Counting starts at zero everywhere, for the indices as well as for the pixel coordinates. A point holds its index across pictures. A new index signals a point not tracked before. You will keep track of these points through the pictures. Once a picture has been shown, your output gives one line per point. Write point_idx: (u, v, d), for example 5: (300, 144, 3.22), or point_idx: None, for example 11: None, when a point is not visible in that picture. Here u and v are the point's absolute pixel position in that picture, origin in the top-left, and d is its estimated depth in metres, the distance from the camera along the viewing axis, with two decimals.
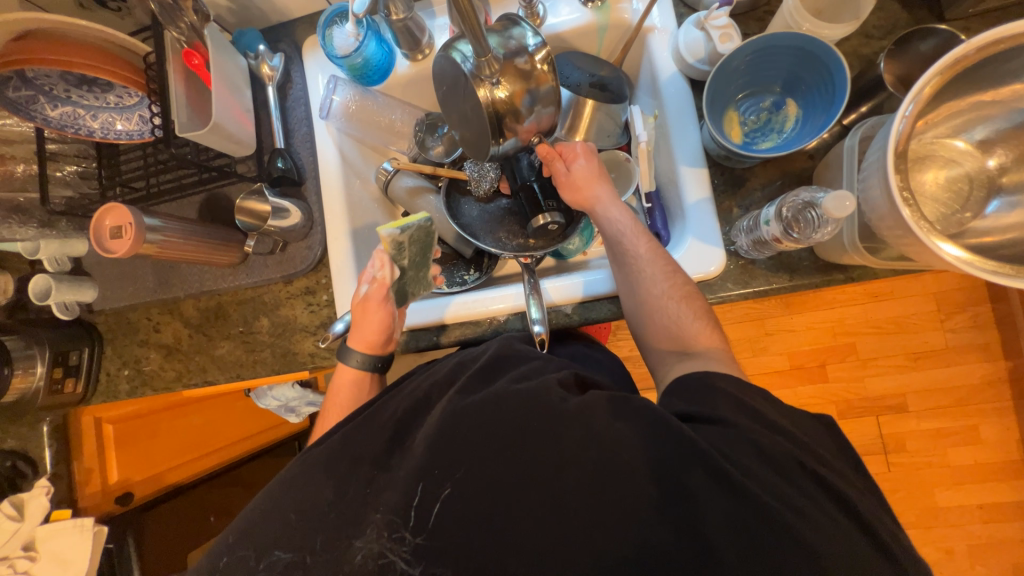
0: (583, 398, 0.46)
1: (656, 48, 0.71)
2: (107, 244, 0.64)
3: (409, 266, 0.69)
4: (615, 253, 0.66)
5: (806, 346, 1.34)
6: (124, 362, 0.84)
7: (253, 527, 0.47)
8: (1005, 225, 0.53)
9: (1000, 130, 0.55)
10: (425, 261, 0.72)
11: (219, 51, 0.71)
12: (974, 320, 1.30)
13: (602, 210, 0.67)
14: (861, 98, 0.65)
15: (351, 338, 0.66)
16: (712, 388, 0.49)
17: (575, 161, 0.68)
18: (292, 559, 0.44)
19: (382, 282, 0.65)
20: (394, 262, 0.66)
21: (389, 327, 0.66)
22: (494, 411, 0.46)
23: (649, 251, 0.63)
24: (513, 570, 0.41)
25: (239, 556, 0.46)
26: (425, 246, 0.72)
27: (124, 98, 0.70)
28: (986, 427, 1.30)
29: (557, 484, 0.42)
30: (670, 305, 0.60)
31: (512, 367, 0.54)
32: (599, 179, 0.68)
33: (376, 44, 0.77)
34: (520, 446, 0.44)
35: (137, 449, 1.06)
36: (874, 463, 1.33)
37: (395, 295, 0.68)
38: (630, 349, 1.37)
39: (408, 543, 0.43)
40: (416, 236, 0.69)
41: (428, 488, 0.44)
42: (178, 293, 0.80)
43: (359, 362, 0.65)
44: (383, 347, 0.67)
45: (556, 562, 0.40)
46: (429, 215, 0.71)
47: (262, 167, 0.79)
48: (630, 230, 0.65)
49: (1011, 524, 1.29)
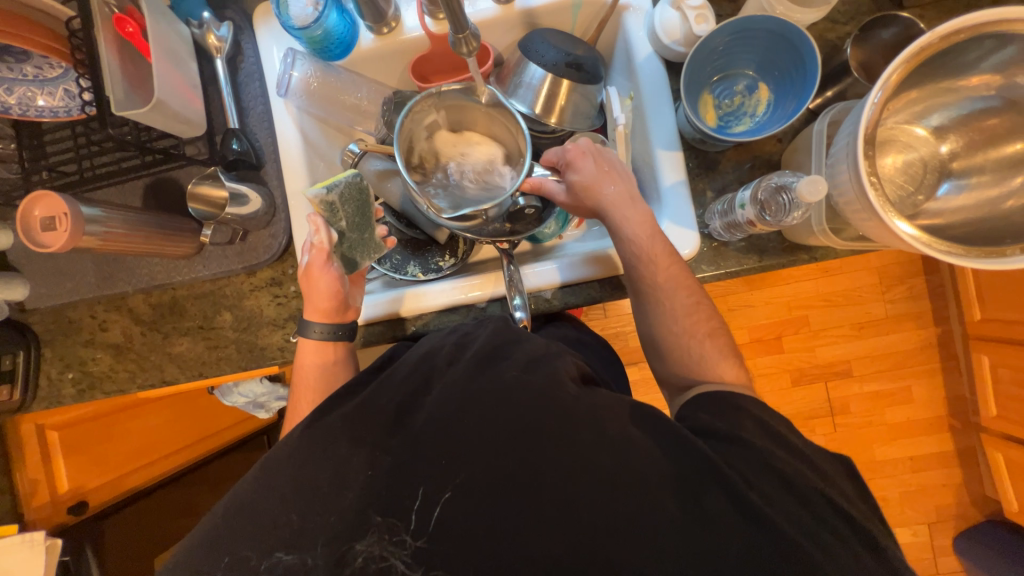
0: (596, 401, 0.48)
1: (632, 28, 0.71)
2: (39, 237, 0.57)
3: (348, 229, 0.66)
4: (631, 277, 0.64)
5: (765, 320, 1.42)
6: (67, 364, 0.76)
7: (233, 540, 0.43)
8: (955, 207, 0.58)
9: (954, 117, 0.58)
10: (365, 221, 0.68)
11: (156, 18, 0.64)
12: (911, 291, 1.41)
13: (614, 222, 0.64)
14: (827, 83, 0.67)
15: (306, 309, 0.64)
16: (737, 407, 0.52)
17: (571, 169, 0.67)
18: (293, 561, 0.42)
19: (321, 247, 0.63)
20: (329, 225, 0.64)
21: (340, 290, 0.63)
22: (493, 403, 0.47)
23: (667, 278, 0.62)
24: (518, 559, 0.41)
25: (240, 557, 0.43)
26: (362, 204, 0.68)
27: (44, 69, 0.61)
28: (917, 387, 1.44)
29: (555, 475, 0.44)
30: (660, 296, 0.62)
31: (508, 353, 0.52)
32: (601, 181, 0.65)
33: (337, 15, 0.71)
34: (517, 439, 0.45)
35: (88, 455, 0.99)
36: (822, 425, 1.45)
37: (341, 262, 0.66)
38: (602, 329, 1.40)
39: (408, 547, 0.42)
40: (347, 194, 0.66)
41: (428, 491, 0.44)
42: (125, 287, 0.73)
43: (320, 333, 0.64)
44: (339, 314, 0.65)
45: (557, 546, 0.42)
46: (357, 170, 0.68)
47: (214, 149, 0.72)
48: (645, 249, 0.62)
49: (935, 472, 1.45)
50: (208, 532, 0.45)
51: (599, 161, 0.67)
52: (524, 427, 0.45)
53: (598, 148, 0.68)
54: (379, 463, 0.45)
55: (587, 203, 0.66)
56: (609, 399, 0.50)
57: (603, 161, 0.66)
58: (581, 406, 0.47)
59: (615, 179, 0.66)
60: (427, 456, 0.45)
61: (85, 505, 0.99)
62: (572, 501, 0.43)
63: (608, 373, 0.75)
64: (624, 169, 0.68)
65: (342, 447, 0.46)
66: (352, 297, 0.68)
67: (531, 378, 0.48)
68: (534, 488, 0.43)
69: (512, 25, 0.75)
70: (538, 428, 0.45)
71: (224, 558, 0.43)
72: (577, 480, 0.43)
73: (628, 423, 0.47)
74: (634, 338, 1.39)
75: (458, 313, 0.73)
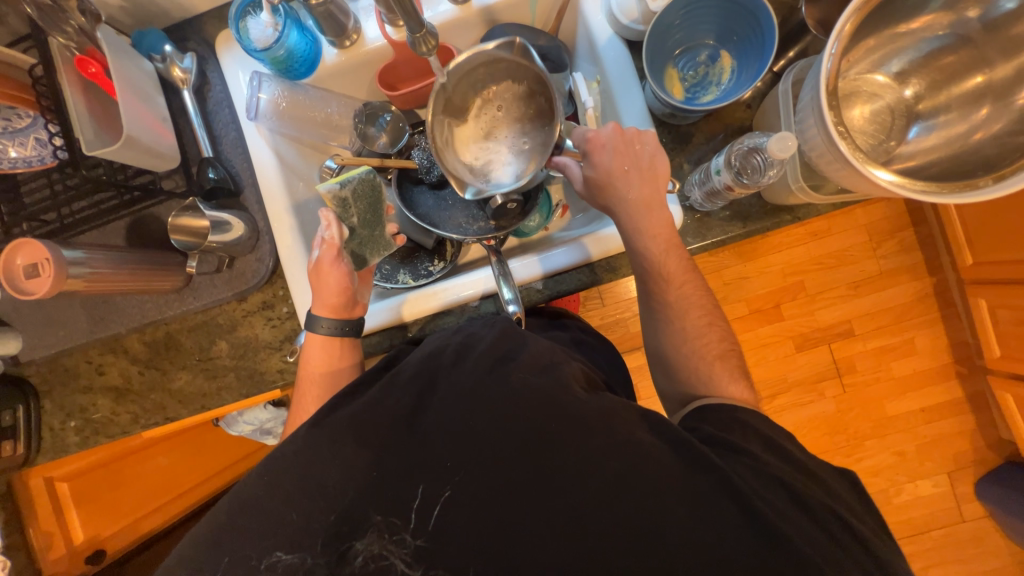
0: (601, 404, 0.48)
1: (589, 13, 0.71)
2: (24, 286, 0.57)
3: (359, 225, 0.69)
4: (641, 281, 0.65)
5: (762, 291, 1.42)
6: (69, 413, 0.76)
7: (235, 556, 0.43)
8: (926, 147, 0.59)
9: (913, 60, 0.60)
10: (377, 218, 0.70)
11: (118, 55, 0.64)
12: (903, 245, 1.41)
13: (624, 229, 0.63)
14: (788, 44, 0.68)
15: (314, 305, 0.65)
16: (743, 422, 0.52)
17: (587, 161, 0.63)
18: (293, 560, 0.43)
19: (332, 242, 0.64)
20: (342, 221, 0.66)
21: (348, 286, 0.64)
22: (484, 393, 0.48)
23: (677, 298, 0.63)
24: (518, 537, 0.42)
25: (239, 559, 0.43)
26: (375, 202, 0.71)
27: (13, 120, 0.59)
28: (920, 338, 1.44)
29: (550, 452, 0.44)
30: (655, 280, 0.63)
31: (516, 354, 0.52)
32: (615, 182, 0.61)
33: (297, 33, 0.72)
34: (511, 421, 0.46)
35: (102, 502, 1.01)
36: (831, 387, 1.45)
37: (351, 259, 0.67)
38: (601, 319, 1.39)
39: (408, 545, 0.43)
40: (359, 190, 0.70)
41: (428, 489, 0.44)
42: (117, 328, 0.73)
43: (328, 329, 0.64)
44: (348, 310, 0.65)
45: (555, 520, 0.43)
46: (371, 167, 0.71)
47: (191, 179, 0.73)
48: (658, 264, 0.62)
49: (947, 421, 1.45)
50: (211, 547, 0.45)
51: (621, 155, 0.61)
52: (520, 408, 0.46)
53: (625, 139, 0.61)
54: (383, 462, 0.45)
55: (600, 199, 0.64)
56: (607, 399, 0.49)
57: (625, 158, 0.61)
58: (589, 407, 0.47)
59: (634, 179, 0.61)
60: (427, 454, 0.45)
61: (103, 553, 1.02)
62: (567, 478, 0.44)
63: (612, 375, 0.74)
64: (649, 164, 0.61)
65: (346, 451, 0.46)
66: (360, 293, 0.69)
67: (541, 381, 0.48)
68: (529, 469, 0.44)
69: (472, 25, 0.75)
70: (534, 411, 0.46)
71: (223, 558, 0.43)
72: (572, 455, 0.44)
73: (639, 427, 0.47)
74: (634, 323, 1.39)
75: (452, 315, 0.73)
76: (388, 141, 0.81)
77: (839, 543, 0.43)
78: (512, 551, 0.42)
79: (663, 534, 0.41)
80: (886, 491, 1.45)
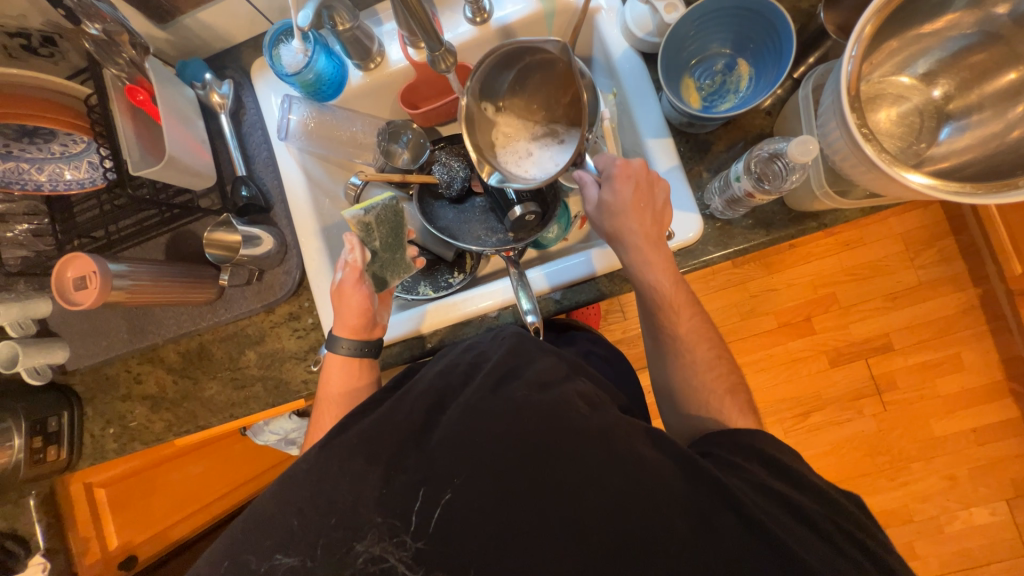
0: (600, 416, 0.47)
1: (605, 28, 0.73)
2: (73, 297, 0.61)
3: (381, 248, 0.71)
4: (651, 316, 0.64)
5: (792, 303, 1.37)
6: (108, 420, 0.79)
7: (247, 555, 0.44)
8: (958, 148, 0.57)
9: (939, 61, 0.59)
10: (398, 243, 0.72)
11: (163, 84, 0.68)
12: (943, 254, 1.34)
13: (635, 264, 0.62)
14: (808, 50, 0.68)
15: (334, 326, 0.66)
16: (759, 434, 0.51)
17: (608, 184, 0.61)
18: (294, 563, 0.43)
19: (355, 265, 0.66)
20: (364, 245, 0.67)
21: (369, 308, 0.65)
22: (490, 396, 0.48)
23: (688, 330, 0.63)
24: (516, 547, 0.42)
25: (246, 557, 0.44)
26: (396, 227, 0.72)
27: (70, 146, 0.66)
28: (967, 353, 1.35)
29: (549, 460, 0.44)
30: (666, 316, 0.63)
31: (524, 368, 0.52)
32: (629, 215, 0.60)
33: (326, 58, 0.76)
34: (515, 429, 0.46)
35: (135, 511, 1.05)
36: (869, 405, 1.37)
37: (373, 281, 0.69)
38: (623, 332, 1.37)
39: (408, 547, 0.43)
40: (382, 216, 0.71)
41: (428, 493, 0.44)
42: (155, 338, 0.77)
43: (348, 349, 0.65)
44: (367, 331, 0.67)
45: (551, 531, 0.42)
46: (394, 195, 0.73)
47: (225, 198, 0.77)
48: (669, 298, 0.62)
49: (1001, 443, 1.35)
50: (219, 548, 0.46)
51: (639, 190, 0.61)
52: (524, 416, 0.46)
53: (648, 176, 0.61)
54: (389, 468, 0.46)
55: (612, 225, 0.62)
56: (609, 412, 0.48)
57: (643, 193, 0.61)
58: (591, 422, 0.46)
59: (646, 217, 0.61)
60: (432, 461, 0.46)
61: (133, 560, 1.06)
62: (569, 486, 0.43)
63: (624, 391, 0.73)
64: (660, 207, 0.62)
65: (356, 457, 0.46)
66: (379, 315, 0.70)
67: (539, 399, 0.47)
68: (531, 473, 0.44)
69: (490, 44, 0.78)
70: (540, 418, 0.46)
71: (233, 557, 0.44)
72: (571, 464, 0.44)
73: (632, 440, 0.46)
74: None
75: (471, 326, 0.74)
76: (410, 156, 0.84)
77: (846, 552, 0.42)
78: (510, 559, 0.41)
79: (662, 536, 0.41)
80: (936, 519, 1.35)
